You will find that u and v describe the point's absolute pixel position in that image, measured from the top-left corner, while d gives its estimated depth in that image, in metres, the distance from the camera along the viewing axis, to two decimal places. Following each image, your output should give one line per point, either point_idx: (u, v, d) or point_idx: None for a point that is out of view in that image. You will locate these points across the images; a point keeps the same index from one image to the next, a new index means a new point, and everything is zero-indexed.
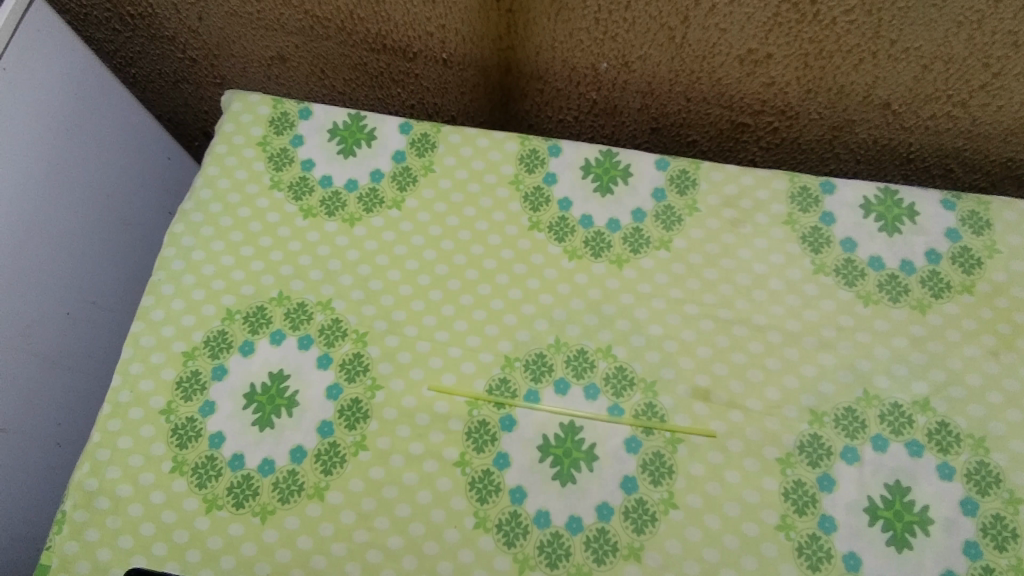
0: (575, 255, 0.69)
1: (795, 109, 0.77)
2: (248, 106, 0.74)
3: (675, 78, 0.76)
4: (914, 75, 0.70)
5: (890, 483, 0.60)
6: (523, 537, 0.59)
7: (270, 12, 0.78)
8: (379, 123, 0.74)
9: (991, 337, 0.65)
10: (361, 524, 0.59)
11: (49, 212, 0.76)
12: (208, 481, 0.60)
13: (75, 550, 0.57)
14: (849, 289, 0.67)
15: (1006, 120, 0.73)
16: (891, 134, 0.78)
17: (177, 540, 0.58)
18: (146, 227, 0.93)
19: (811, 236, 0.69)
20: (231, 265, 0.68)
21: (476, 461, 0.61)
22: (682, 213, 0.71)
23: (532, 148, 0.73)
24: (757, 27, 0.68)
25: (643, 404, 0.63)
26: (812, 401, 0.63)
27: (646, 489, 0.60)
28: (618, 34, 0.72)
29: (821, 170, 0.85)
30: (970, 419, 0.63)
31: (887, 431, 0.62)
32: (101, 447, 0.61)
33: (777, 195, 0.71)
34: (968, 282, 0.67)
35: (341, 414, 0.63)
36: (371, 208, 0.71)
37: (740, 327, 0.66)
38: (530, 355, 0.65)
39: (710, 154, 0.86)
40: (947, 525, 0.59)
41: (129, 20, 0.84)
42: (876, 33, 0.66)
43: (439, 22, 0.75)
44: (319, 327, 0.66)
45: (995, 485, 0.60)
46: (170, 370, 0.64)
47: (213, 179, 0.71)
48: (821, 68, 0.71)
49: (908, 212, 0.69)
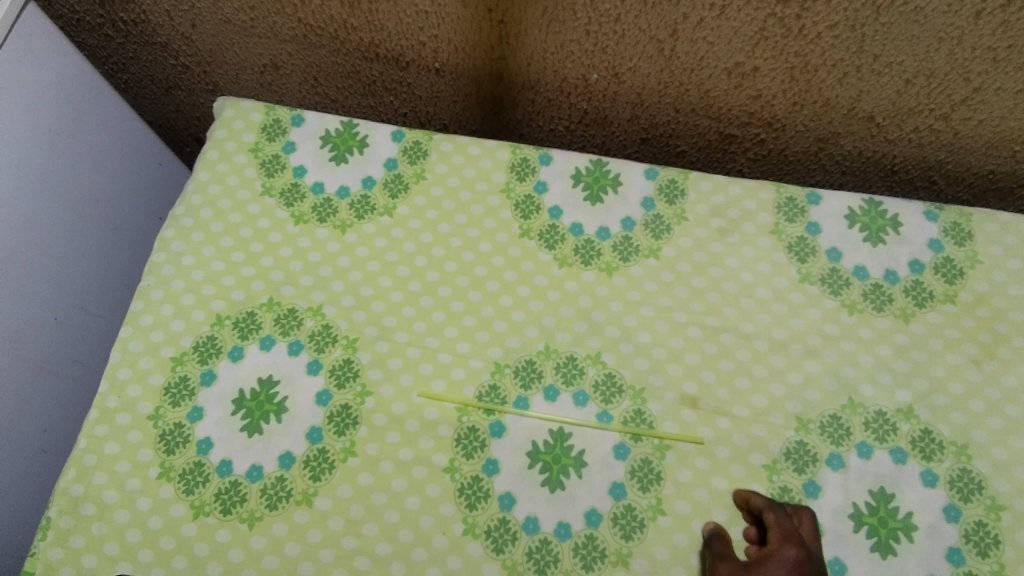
0: (566, 263, 0.70)
1: (782, 121, 0.78)
2: (240, 113, 0.75)
3: (665, 89, 0.77)
4: (897, 89, 0.72)
5: (875, 490, 0.61)
6: (511, 544, 0.59)
7: (263, 20, 0.79)
8: (371, 130, 0.74)
9: (973, 346, 0.66)
10: (349, 531, 0.59)
11: (39, 217, 0.76)
12: (195, 487, 0.60)
13: (59, 556, 0.57)
14: (835, 299, 0.68)
15: (987, 133, 0.75)
16: (875, 147, 0.79)
17: (164, 547, 0.58)
18: (138, 233, 0.93)
19: (798, 245, 0.70)
20: (222, 270, 0.68)
21: (465, 467, 0.61)
22: (671, 222, 0.71)
23: (524, 156, 0.74)
24: (743, 41, 0.69)
25: (632, 410, 0.64)
26: (798, 408, 0.64)
27: (635, 496, 0.60)
28: (608, 46, 0.73)
29: (808, 181, 0.86)
30: (953, 427, 0.63)
31: (871, 439, 0.63)
32: (87, 453, 0.60)
33: (764, 205, 0.72)
34: (950, 292, 0.68)
35: (330, 420, 0.63)
36: (363, 214, 0.71)
37: (727, 335, 0.67)
38: (519, 362, 0.66)
39: (699, 165, 0.87)
40: (931, 531, 0.60)
41: (122, 26, 0.84)
42: (859, 48, 0.68)
43: (431, 32, 0.76)
44: (309, 333, 0.66)
45: (977, 492, 0.61)
46: (159, 375, 0.63)
47: (204, 185, 0.71)
48: (807, 81, 0.73)
49: (892, 223, 0.70)
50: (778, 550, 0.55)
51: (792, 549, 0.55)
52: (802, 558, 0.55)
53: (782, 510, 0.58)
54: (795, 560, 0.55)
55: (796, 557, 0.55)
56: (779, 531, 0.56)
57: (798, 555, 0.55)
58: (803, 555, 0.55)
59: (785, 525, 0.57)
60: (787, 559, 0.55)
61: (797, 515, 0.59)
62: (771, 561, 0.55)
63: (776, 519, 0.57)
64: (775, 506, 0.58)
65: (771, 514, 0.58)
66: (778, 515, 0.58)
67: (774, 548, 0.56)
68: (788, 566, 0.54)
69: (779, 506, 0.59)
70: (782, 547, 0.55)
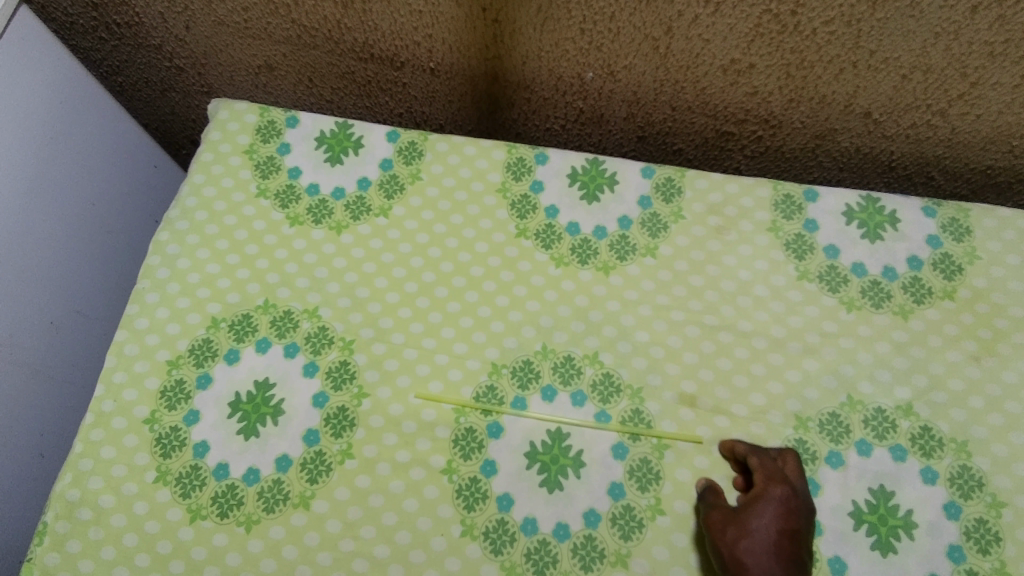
0: (562, 262, 0.70)
1: (779, 118, 0.78)
2: (235, 114, 0.74)
3: (660, 87, 0.77)
4: (894, 85, 0.71)
5: (875, 488, 0.61)
6: (510, 545, 0.58)
7: (257, 21, 0.78)
8: (366, 131, 0.74)
9: (972, 342, 0.66)
10: (347, 533, 0.58)
11: (35, 221, 0.75)
12: (192, 491, 0.59)
13: (56, 561, 0.57)
14: (833, 296, 0.68)
15: (984, 128, 0.74)
16: (873, 143, 0.79)
17: (161, 551, 0.57)
18: (133, 236, 0.93)
19: (795, 243, 0.70)
20: (217, 273, 0.67)
21: (463, 468, 0.61)
22: (667, 220, 0.71)
23: (519, 156, 0.74)
24: (739, 37, 0.69)
25: (630, 410, 0.64)
26: (796, 406, 0.64)
27: (634, 496, 0.60)
28: (603, 44, 0.72)
29: (805, 178, 0.86)
30: (952, 424, 0.63)
31: (871, 437, 0.63)
32: (83, 458, 0.60)
33: (762, 203, 0.71)
34: (949, 288, 0.68)
35: (327, 422, 0.62)
36: (358, 215, 0.71)
37: (725, 334, 0.67)
38: (517, 362, 0.65)
39: (696, 162, 0.87)
40: (931, 528, 0.59)
41: (115, 29, 0.84)
42: (856, 44, 0.67)
43: (426, 31, 0.75)
44: (305, 335, 0.66)
45: (977, 489, 0.61)
46: (155, 379, 0.63)
47: (199, 187, 0.71)
48: (803, 77, 0.72)
49: (890, 219, 0.70)
50: (764, 490, 0.57)
51: (778, 488, 0.57)
52: (788, 495, 0.57)
53: (765, 454, 0.61)
54: (782, 498, 0.57)
55: (782, 494, 0.57)
56: (763, 472, 0.59)
57: (785, 492, 0.57)
58: (789, 492, 0.57)
59: (768, 466, 0.59)
60: (774, 497, 0.57)
61: (780, 457, 0.61)
62: (760, 502, 0.57)
63: (759, 462, 0.59)
64: (759, 450, 0.61)
65: (754, 458, 0.60)
66: (762, 458, 0.60)
67: (760, 489, 0.58)
68: (776, 504, 0.57)
69: (762, 451, 0.61)
70: (768, 488, 0.58)
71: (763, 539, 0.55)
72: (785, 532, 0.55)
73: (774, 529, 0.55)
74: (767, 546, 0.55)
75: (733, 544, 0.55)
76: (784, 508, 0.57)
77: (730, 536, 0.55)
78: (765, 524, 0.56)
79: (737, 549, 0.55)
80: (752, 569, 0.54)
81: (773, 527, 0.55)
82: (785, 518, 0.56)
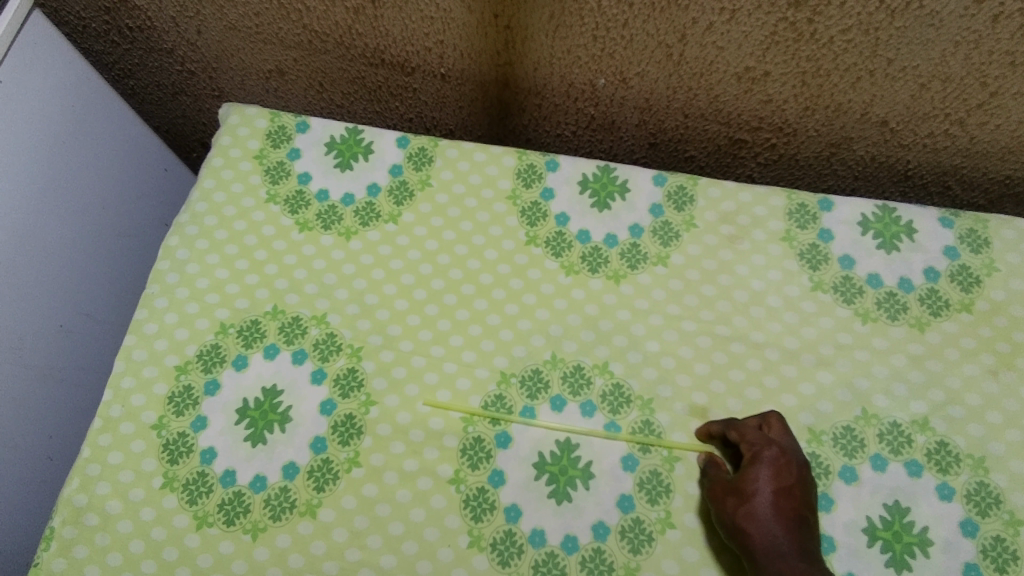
0: (572, 270, 0.69)
1: (793, 126, 0.77)
2: (246, 120, 0.74)
3: (673, 95, 0.76)
4: (911, 94, 0.70)
5: (889, 504, 0.60)
6: (517, 557, 0.58)
7: (268, 26, 0.78)
8: (376, 137, 0.74)
9: (990, 356, 0.65)
10: (353, 542, 0.58)
11: (44, 223, 0.76)
12: (198, 498, 0.59)
13: (62, 567, 0.56)
14: (847, 307, 0.67)
15: (1003, 138, 0.73)
16: (889, 152, 0.78)
17: (167, 558, 0.57)
18: (142, 239, 0.93)
19: (809, 253, 0.69)
20: (227, 278, 0.67)
21: (471, 478, 0.60)
22: (679, 229, 0.70)
23: (530, 163, 0.73)
24: (754, 45, 0.68)
25: (640, 421, 0.63)
26: (810, 419, 0.63)
27: (644, 509, 0.59)
28: (615, 52, 0.72)
29: (819, 186, 0.85)
30: (969, 439, 0.62)
31: (886, 451, 0.62)
32: (90, 463, 0.60)
33: (775, 212, 0.70)
34: (967, 300, 0.67)
35: (334, 430, 0.62)
36: (368, 221, 0.71)
37: (737, 344, 0.66)
38: (525, 371, 0.65)
39: (708, 170, 0.86)
40: (946, 546, 0.58)
41: (127, 33, 0.84)
42: (873, 52, 0.66)
43: (437, 38, 0.75)
44: (313, 341, 0.65)
45: (995, 506, 0.60)
46: (163, 385, 0.63)
47: (209, 192, 0.71)
48: (819, 86, 0.72)
49: (907, 230, 0.69)
50: (753, 456, 0.58)
51: (766, 450, 0.58)
52: (777, 456, 0.58)
53: (747, 424, 0.61)
54: (772, 459, 0.57)
55: (771, 456, 0.58)
56: (748, 439, 0.59)
57: (773, 453, 0.58)
58: (777, 452, 0.58)
59: (751, 432, 0.59)
60: (764, 460, 0.57)
61: (766, 422, 0.61)
62: (751, 468, 0.57)
63: (740, 432, 0.60)
64: (736, 422, 0.61)
65: (734, 430, 0.60)
66: (741, 428, 0.60)
67: (750, 456, 0.58)
68: (767, 466, 0.57)
69: (741, 421, 0.61)
70: (756, 453, 0.58)
71: (761, 503, 0.56)
72: (780, 491, 0.56)
73: (770, 491, 0.56)
74: (766, 509, 0.56)
75: (734, 513, 0.56)
76: (776, 468, 0.57)
77: (730, 505, 0.56)
78: (760, 488, 0.57)
79: (738, 517, 0.56)
80: (755, 535, 0.55)
81: (768, 489, 0.56)
82: (778, 477, 0.57)
